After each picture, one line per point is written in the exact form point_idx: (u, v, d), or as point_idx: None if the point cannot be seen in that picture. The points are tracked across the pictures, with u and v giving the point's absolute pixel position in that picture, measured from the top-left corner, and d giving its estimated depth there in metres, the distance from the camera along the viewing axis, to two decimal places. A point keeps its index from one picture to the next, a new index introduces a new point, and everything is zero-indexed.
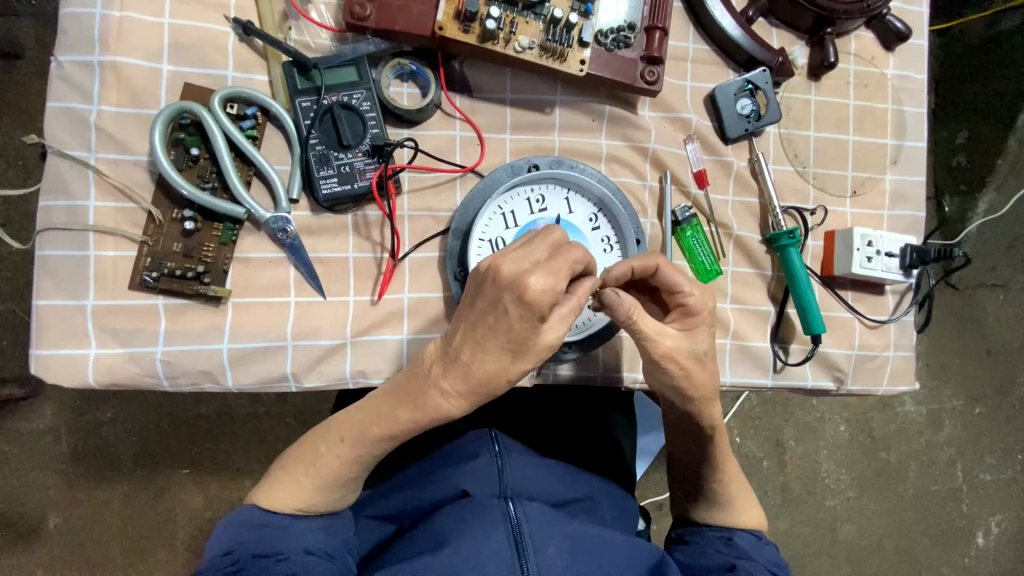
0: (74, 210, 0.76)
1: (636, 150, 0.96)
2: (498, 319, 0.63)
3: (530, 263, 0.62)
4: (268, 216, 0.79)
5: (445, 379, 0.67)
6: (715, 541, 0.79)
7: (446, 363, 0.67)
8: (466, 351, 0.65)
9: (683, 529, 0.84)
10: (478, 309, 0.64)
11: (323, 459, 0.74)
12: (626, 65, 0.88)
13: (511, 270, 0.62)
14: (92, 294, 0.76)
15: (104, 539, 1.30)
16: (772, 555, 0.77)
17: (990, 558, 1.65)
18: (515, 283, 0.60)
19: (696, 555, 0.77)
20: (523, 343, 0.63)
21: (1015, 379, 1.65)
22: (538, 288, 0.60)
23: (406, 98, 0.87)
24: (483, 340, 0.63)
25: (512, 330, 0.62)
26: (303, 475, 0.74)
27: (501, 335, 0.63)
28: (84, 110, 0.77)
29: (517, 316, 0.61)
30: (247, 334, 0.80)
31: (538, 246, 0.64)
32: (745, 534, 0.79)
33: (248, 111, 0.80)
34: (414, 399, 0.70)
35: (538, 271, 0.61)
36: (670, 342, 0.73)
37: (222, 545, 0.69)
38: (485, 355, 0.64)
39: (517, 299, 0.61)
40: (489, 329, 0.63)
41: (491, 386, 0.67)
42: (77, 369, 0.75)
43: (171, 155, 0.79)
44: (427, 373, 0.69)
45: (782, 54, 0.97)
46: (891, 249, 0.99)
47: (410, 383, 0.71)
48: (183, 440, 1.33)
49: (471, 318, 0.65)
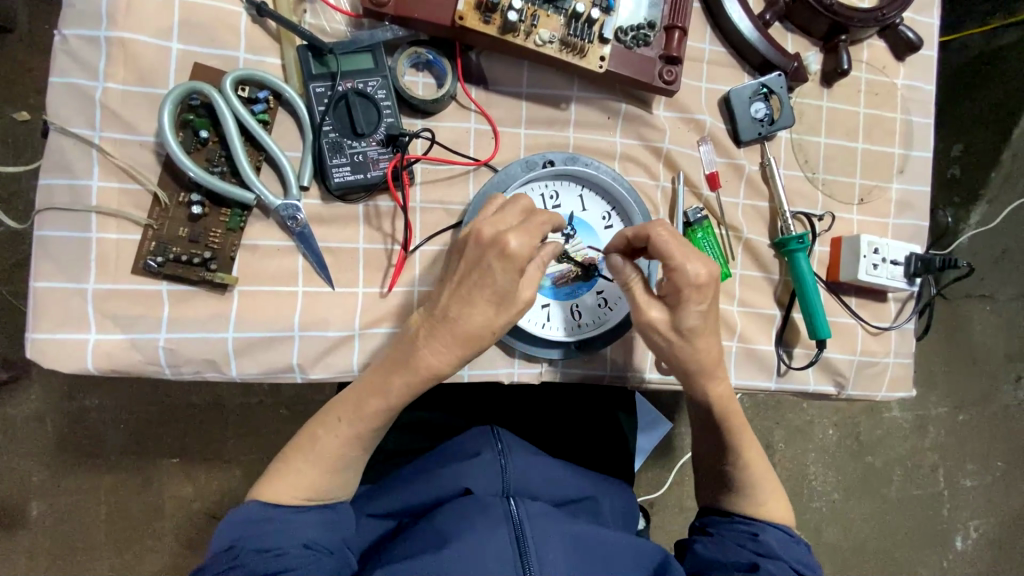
0: (77, 189, 0.73)
1: (650, 150, 0.95)
2: (482, 275, 0.65)
3: (509, 225, 0.67)
4: (277, 203, 0.77)
5: (434, 338, 0.68)
6: (740, 535, 0.76)
7: (433, 322, 0.69)
8: (453, 307, 0.67)
9: (708, 518, 0.81)
10: (463, 267, 0.67)
11: (320, 443, 0.73)
12: (645, 63, 0.88)
13: (491, 231, 0.66)
14: (94, 278, 0.73)
15: (90, 528, 1.27)
16: (800, 554, 0.75)
17: (967, 561, 1.69)
18: (495, 240, 0.64)
19: (720, 548, 0.75)
20: (506, 295, 0.66)
21: (998, 387, 1.69)
22: (519, 244, 0.64)
23: (421, 88, 0.85)
24: (469, 294, 0.66)
25: (497, 284, 0.65)
26: (303, 463, 0.72)
27: (487, 289, 0.66)
28: (89, 86, 0.74)
29: (502, 270, 0.64)
30: (253, 323, 0.78)
31: (514, 212, 0.68)
32: (775, 530, 0.76)
33: (260, 94, 0.78)
34: (402, 362, 0.70)
35: (517, 230, 0.65)
36: (655, 314, 0.75)
37: (224, 539, 0.67)
38: (472, 309, 0.66)
39: (499, 255, 0.64)
40: (473, 284, 0.66)
41: (480, 342, 0.68)
42: (76, 354, 0.72)
43: (179, 136, 0.76)
44: (415, 337, 0.70)
45: (797, 59, 0.97)
46: (896, 258, 1.00)
47: (396, 350, 0.72)
48: (175, 428, 1.30)
49: (457, 277, 0.68)
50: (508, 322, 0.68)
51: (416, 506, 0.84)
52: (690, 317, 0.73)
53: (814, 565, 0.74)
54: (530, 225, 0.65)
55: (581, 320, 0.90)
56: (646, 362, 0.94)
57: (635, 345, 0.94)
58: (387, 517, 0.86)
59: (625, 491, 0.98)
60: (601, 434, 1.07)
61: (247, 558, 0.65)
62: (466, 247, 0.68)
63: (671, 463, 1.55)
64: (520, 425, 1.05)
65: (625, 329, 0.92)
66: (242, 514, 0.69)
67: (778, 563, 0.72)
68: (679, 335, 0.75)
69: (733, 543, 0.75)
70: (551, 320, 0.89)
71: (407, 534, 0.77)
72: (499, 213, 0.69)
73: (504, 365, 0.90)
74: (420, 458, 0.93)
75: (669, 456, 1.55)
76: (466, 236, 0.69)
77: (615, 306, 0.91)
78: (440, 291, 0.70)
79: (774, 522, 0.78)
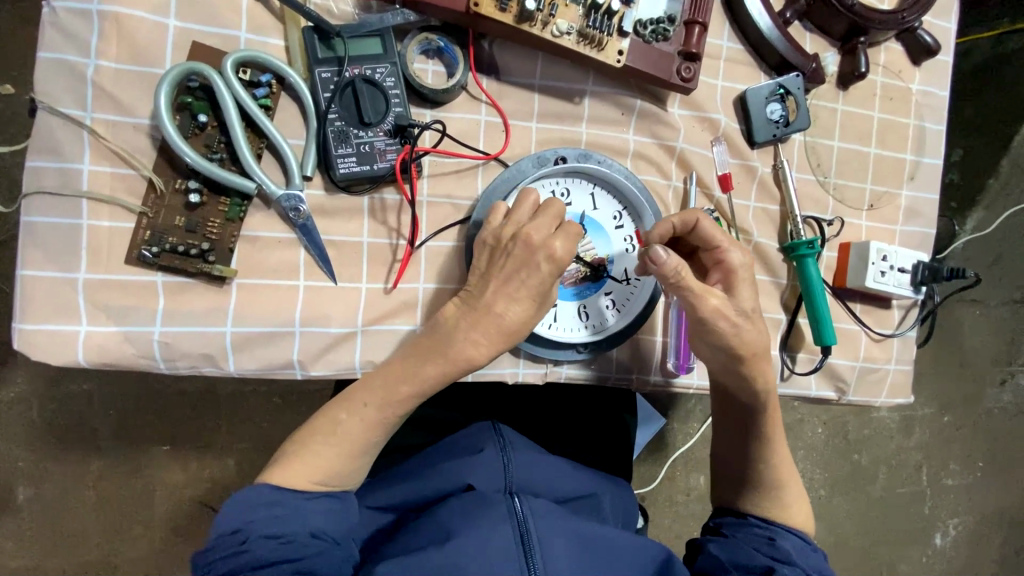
0: (67, 173, 0.70)
1: (663, 149, 0.93)
2: (531, 274, 0.68)
3: (550, 229, 0.70)
4: (279, 193, 0.74)
5: (474, 330, 0.68)
6: (757, 539, 0.74)
7: (474, 315, 0.69)
8: (499, 302, 0.68)
9: (723, 520, 0.80)
10: (510, 264, 0.69)
11: (344, 427, 0.70)
12: (663, 59, 0.85)
13: (537, 234, 0.68)
14: (85, 268, 0.70)
15: (77, 514, 1.25)
16: (818, 562, 0.73)
17: (946, 557, 1.73)
18: (545, 243, 0.68)
19: (736, 548, 0.73)
20: (549, 294, 0.70)
21: (983, 390, 1.71)
22: (565, 249, 0.68)
23: (431, 77, 0.82)
24: (518, 291, 0.68)
25: (543, 283, 0.68)
26: (322, 445, 0.70)
27: (532, 287, 0.68)
28: (80, 64, 0.70)
29: (549, 271, 0.68)
30: (254, 318, 0.75)
31: (550, 216, 0.70)
32: (792, 537, 0.75)
33: (262, 78, 0.74)
34: (440, 351, 0.69)
35: (561, 235, 0.69)
36: (716, 300, 0.74)
37: (230, 522, 0.65)
38: (519, 305, 0.69)
39: (548, 257, 0.68)
40: (521, 281, 0.68)
41: (519, 336, 0.71)
42: (65, 346, 0.69)
43: (175, 120, 0.72)
44: (451, 330, 0.69)
45: (815, 60, 0.95)
46: (904, 265, 1.00)
47: (432, 340, 0.70)
48: (166, 416, 1.28)
49: (501, 273, 0.69)
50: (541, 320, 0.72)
51: (415, 500, 0.83)
52: (748, 299, 0.76)
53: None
54: (574, 229, 0.69)
55: (589, 321, 0.89)
56: (652, 363, 0.94)
57: (641, 345, 0.94)
58: (387, 511, 0.85)
59: (625, 490, 0.98)
60: (601, 433, 1.07)
61: (255, 543, 0.63)
62: (507, 246, 0.70)
63: (663, 459, 1.56)
64: (522, 422, 1.04)
65: (633, 330, 0.91)
66: (252, 498, 0.67)
67: (795, 568, 0.70)
68: (748, 316, 0.75)
69: (748, 544, 0.73)
70: (558, 320, 0.88)
71: (409, 527, 0.76)
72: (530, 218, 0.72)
73: (509, 365, 0.88)
74: (422, 453, 0.93)
75: (662, 451, 1.56)
76: (506, 237, 0.71)
77: (623, 308, 0.90)
78: (477, 286, 0.70)
79: (791, 529, 0.76)
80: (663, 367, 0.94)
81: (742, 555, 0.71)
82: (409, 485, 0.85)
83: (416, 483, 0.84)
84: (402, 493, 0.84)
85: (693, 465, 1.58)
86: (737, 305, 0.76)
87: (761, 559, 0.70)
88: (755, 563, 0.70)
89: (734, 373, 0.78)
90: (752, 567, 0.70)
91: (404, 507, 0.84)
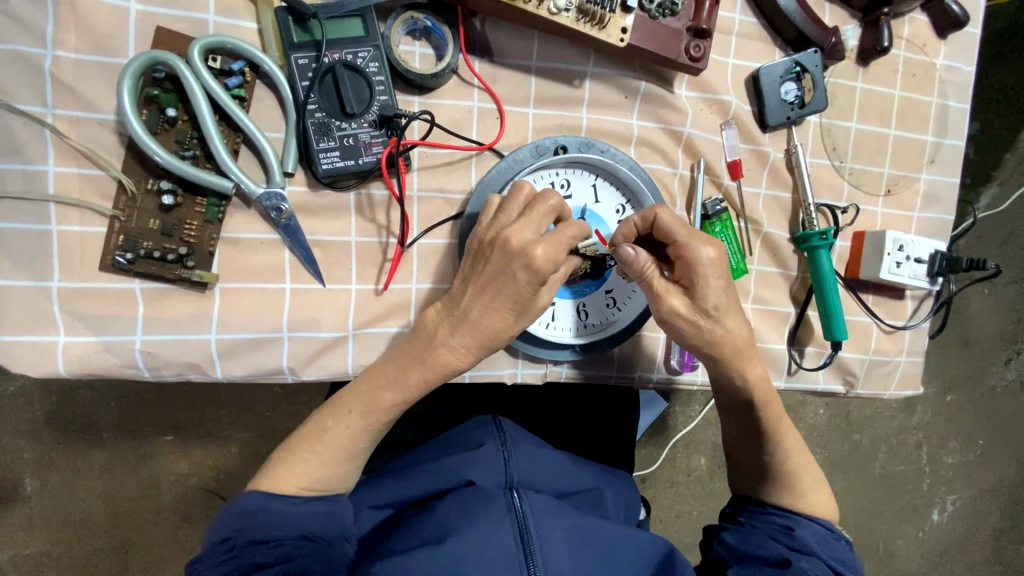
0: (30, 175, 0.65)
1: (669, 134, 0.87)
2: (507, 283, 0.63)
3: (534, 233, 0.64)
4: (259, 191, 0.69)
5: (454, 337, 0.66)
6: (773, 527, 0.71)
7: (453, 321, 0.66)
8: (476, 310, 0.65)
9: (741, 508, 0.77)
10: (488, 271, 0.64)
11: (332, 433, 0.69)
12: (670, 37, 0.79)
13: (517, 238, 0.62)
14: (58, 276, 0.66)
15: (83, 505, 1.25)
16: (839, 552, 0.70)
17: (942, 533, 1.74)
18: (523, 251, 0.62)
19: (751, 537, 0.71)
20: (528, 305, 0.64)
21: (987, 370, 1.69)
22: (546, 256, 0.62)
23: (418, 60, 0.76)
24: (493, 300, 0.64)
25: (520, 292, 0.63)
26: (312, 452, 0.68)
27: (508, 297, 0.64)
28: (37, 55, 0.64)
29: (527, 281, 0.62)
30: (240, 323, 0.72)
31: (538, 216, 0.64)
32: (814, 525, 0.71)
33: (234, 66, 0.69)
34: (421, 357, 0.67)
35: (544, 241, 0.63)
36: (676, 301, 0.70)
37: (221, 529, 0.64)
38: (496, 315, 0.65)
39: (526, 266, 0.62)
40: (496, 290, 0.64)
41: (501, 341, 0.68)
42: (43, 356, 0.66)
43: (143, 115, 0.67)
44: (431, 335, 0.67)
45: (835, 34, 0.88)
46: (921, 255, 0.95)
47: (411, 346, 0.68)
48: (165, 408, 1.26)
49: (478, 280, 0.65)
50: (524, 326, 0.68)
51: (420, 494, 0.81)
52: (712, 296, 0.69)
53: (853, 565, 0.70)
54: (558, 236, 0.63)
55: (589, 320, 0.86)
56: (656, 361, 0.91)
57: (645, 343, 0.90)
58: (387, 505, 0.82)
59: (626, 485, 0.95)
60: (603, 427, 1.05)
61: (245, 549, 0.62)
62: (487, 250, 0.65)
63: (663, 442, 1.55)
64: (522, 417, 1.02)
65: (637, 329, 0.87)
66: (245, 504, 0.65)
67: (814, 559, 0.67)
68: (708, 316, 0.69)
69: (765, 533, 0.71)
70: (556, 320, 0.84)
71: (408, 523, 0.74)
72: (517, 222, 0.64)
73: (507, 367, 0.85)
74: (420, 448, 0.90)
75: (662, 435, 1.55)
76: (487, 240, 0.66)
77: (625, 306, 0.86)
78: (458, 290, 0.67)
79: (812, 517, 0.73)
80: (666, 365, 0.91)
81: (756, 545, 0.69)
82: (407, 482, 0.82)
83: (414, 481, 0.82)
84: (403, 487, 0.82)
85: (694, 447, 1.58)
86: (697, 304, 0.70)
87: (776, 549, 0.68)
88: (770, 553, 0.68)
89: (745, 370, 0.74)
90: (766, 558, 0.68)
91: (407, 500, 0.82)
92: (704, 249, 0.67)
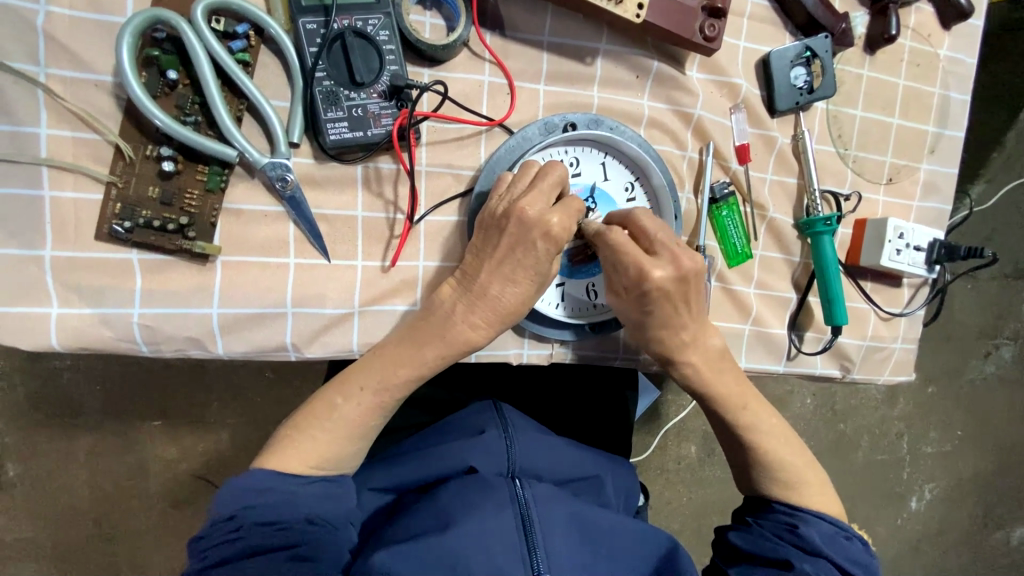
0: (21, 138, 0.62)
1: (679, 116, 0.87)
2: (526, 253, 0.65)
3: (545, 201, 0.65)
4: (264, 161, 0.67)
5: (474, 312, 0.66)
6: (779, 526, 0.71)
7: (470, 298, 0.66)
8: (495, 284, 0.65)
9: (749, 506, 0.76)
10: (504, 244, 0.65)
11: (340, 411, 0.67)
12: (685, 15, 0.78)
13: (532, 209, 0.64)
14: (50, 244, 0.64)
15: (69, 489, 1.22)
16: (849, 552, 0.69)
17: (920, 520, 1.79)
18: (540, 220, 0.63)
19: (757, 537, 0.70)
20: (548, 273, 0.67)
21: (968, 363, 1.74)
22: (562, 224, 0.64)
23: (429, 31, 0.74)
24: (513, 272, 0.65)
25: (540, 262, 0.65)
26: (320, 431, 0.67)
27: (529, 268, 0.65)
28: (28, 10, 0.61)
29: (546, 249, 0.65)
30: (241, 297, 0.70)
31: (548, 184, 0.66)
32: (824, 524, 0.71)
33: (239, 29, 0.66)
34: (439, 334, 0.67)
35: (557, 209, 0.65)
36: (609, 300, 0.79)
37: (224, 507, 0.61)
38: (515, 287, 0.66)
39: (544, 235, 0.64)
40: (517, 261, 0.65)
41: (519, 316, 0.69)
42: (34, 328, 0.64)
43: (142, 77, 0.64)
44: (448, 313, 0.67)
45: (845, 20, 0.88)
46: (920, 244, 0.97)
47: (426, 324, 0.68)
48: (154, 390, 1.23)
49: (494, 253, 0.65)
50: (540, 297, 0.70)
51: (420, 480, 0.79)
52: (635, 313, 0.75)
53: (862, 563, 0.69)
54: (569, 204, 0.65)
55: (596, 301, 0.86)
56: None
57: None
58: (387, 490, 0.80)
59: (626, 470, 0.95)
60: (604, 411, 1.05)
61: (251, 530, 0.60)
62: (500, 224, 0.65)
63: (657, 429, 1.57)
64: (523, 400, 1.02)
65: None
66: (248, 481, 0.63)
67: (818, 561, 0.67)
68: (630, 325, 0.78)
69: (771, 533, 0.70)
70: (564, 300, 0.84)
71: (409, 511, 0.72)
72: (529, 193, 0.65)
73: (513, 347, 0.84)
74: (422, 432, 0.89)
75: (654, 422, 1.57)
76: (499, 213, 0.66)
77: None
78: (472, 267, 0.67)
79: (822, 514, 0.72)
80: None
81: (760, 546, 0.69)
82: (410, 464, 0.81)
83: (415, 464, 0.80)
84: (404, 471, 0.80)
85: (686, 435, 1.60)
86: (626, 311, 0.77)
87: (782, 551, 0.67)
88: (773, 554, 0.68)
89: None
90: (769, 559, 0.68)
91: (408, 486, 0.80)
92: (650, 274, 0.70)
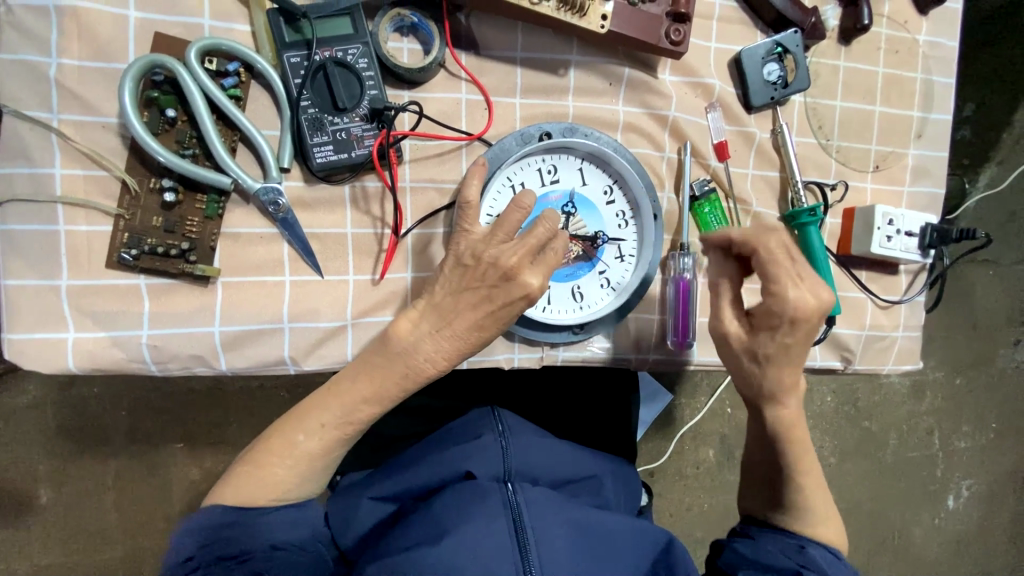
0: (39, 178, 0.68)
1: (654, 118, 0.89)
2: (500, 306, 0.67)
3: (525, 260, 0.67)
4: (257, 186, 0.72)
5: (436, 348, 0.68)
6: (785, 545, 0.68)
7: (436, 324, 0.68)
8: (461, 326, 0.68)
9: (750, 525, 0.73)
10: (477, 293, 0.67)
11: (301, 448, 0.67)
12: (650, 22, 0.81)
13: (514, 268, 0.66)
14: (66, 274, 0.69)
15: (99, 512, 1.27)
16: None
17: (958, 519, 1.71)
18: (523, 282, 0.66)
19: (762, 549, 0.67)
20: (512, 322, 0.70)
21: (997, 351, 1.68)
22: (539, 285, 0.68)
23: (407, 56, 0.79)
24: (481, 320, 0.68)
25: (508, 314, 0.68)
26: (279, 467, 0.66)
27: (495, 317, 0.68)
28: (41, 64, 0.67)
29: (517, 306, 0.68)
30: (242, 315, 0.74)
31: (531, 245, 0.68)
32: (829, 551, 0.67)
33: (230, 67, 0.72)
34: (398, 367, 0.68)
35: (536, 269, 0.68)
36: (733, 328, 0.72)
37: (179, 551, 0.63)
38: (481, 331, 0.68)
39: (521, 294, 0.67)
40: (488, 312, 0.67)
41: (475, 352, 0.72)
42: (55, 354, 0.69)
43: (143, 116, 0.70)
44: (405, 346, 0.68)
45: (815, 15, 0.90)
46: (912, 229, 0.96)
47: (385, 358, 0.68)
48: (174, 413, 1.29)
49: (468, 299, 0.67)
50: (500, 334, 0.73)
51: (419, 487, 0.80)
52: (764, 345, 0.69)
53: None
54: (548, 262, 0.69)
55: (582, 302, 0.87)
56: (651, 344, 0.91)
57: (638, 324, 0.91)
58: (386, 500, 0.81)
59: (627, 470, 0.95)
60: (603, 414, 1.06)
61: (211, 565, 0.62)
62: (478, 273, 0.67)
63: (670, 434, 1.55)
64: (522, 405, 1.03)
65: (628, 310, 0.88)
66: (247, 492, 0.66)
67: None
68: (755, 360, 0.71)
69: (775, 548, 0.67)
70: (551, 303, 0.86)
71: (408, 517, 0.73)
72: (510, 253, 0.66)
73: (504, 351, 0.86)
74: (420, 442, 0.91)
75: (667, 428, 1.55)
76: (477, 260, 0.67)
77: (618, 287, 0.87)
78: (438, 300, 0.69)
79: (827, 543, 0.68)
80: (662, 346, 0.91)
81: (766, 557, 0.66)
82: (408, 473, 0.82)
83: (413, 472, 0.81)
84: (403, 479, 0.81)
85: (701, 439, 1.57)
86: (750, 346, 0.71)
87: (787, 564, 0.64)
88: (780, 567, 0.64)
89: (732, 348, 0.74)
90: None
91: (406, 495, 0.81)
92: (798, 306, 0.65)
